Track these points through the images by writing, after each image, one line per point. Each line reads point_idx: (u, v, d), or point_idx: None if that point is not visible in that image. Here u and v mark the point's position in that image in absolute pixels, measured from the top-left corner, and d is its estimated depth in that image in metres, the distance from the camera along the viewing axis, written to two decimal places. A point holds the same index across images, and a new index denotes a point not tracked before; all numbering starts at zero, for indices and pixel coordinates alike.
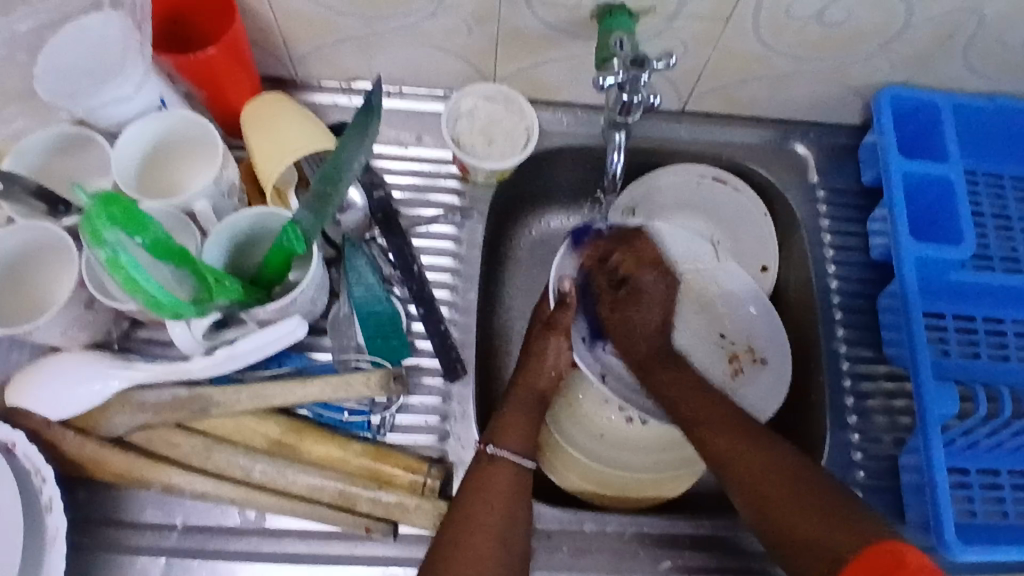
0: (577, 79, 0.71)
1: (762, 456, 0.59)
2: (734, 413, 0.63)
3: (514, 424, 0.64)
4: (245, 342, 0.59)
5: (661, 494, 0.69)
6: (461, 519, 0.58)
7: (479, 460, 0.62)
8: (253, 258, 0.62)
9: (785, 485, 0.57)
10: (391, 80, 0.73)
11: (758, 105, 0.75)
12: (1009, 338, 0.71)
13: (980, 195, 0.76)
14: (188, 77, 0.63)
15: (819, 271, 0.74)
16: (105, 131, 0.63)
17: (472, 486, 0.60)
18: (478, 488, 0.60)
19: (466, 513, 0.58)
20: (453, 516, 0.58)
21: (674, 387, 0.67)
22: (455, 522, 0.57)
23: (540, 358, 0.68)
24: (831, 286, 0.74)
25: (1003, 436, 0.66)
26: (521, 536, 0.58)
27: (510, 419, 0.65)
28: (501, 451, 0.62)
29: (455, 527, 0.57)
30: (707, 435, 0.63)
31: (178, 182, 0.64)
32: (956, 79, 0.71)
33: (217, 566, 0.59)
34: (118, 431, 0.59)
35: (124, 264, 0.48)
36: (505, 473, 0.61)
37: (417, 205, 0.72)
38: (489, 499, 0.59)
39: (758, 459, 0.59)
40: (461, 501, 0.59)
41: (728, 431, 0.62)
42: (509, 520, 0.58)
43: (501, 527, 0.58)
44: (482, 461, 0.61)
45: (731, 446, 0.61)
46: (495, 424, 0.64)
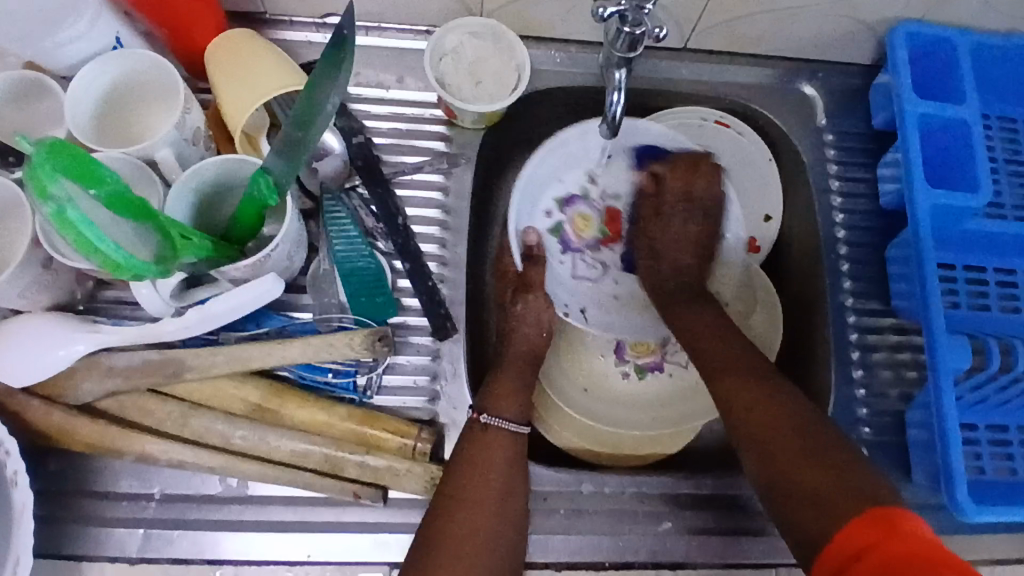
0: (572, 13, 0.66)
1: (758, 395, 0.59)
2: (753, 361, 0.62)
3: (508, 390, 0.61)
4: (218, 304, 0.55)
5: (659, 450, 0.66)
6: (454, 491, 0.55)
7: (471, 428, 0.59)
8: (223, 210, 0.57)
9: (781, 425, 0.56)
10: (369, 16, 0.67)
11: (766, 42, 0.70)
12: (1021, 290, 0.69)
13: (995, 138, 0.72)
14: (145, 14, 0.57)
15: (825, 219, 0.71)
16: (55, 74, 0.57)
17: (463, 456, 0.57)
18: (470, 458, 0.57)
19: (458, 485, 0.55)
20: (444, 489, 0.55)
21: (700, 323, 0.66)
22: (446, 495, 0.55)
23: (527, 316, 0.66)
24: (838, 234, 0.70)
25: (1013, 391, 0.63)
26: (518, 507, 0.56)
27: (506, 385, 0.62)
28: (496, 420, 0.59)
29: (448, 499, 0.54)
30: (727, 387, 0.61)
31: (140, 130, 0.58)
32: (978, 12, 0.66)
33: (199, 537, 0.57)
34: (86, 399, 0.55)
35: (74, 220, 0.42)
36: (500, 441, 0.58)
37: (401, 153, 0.67)
38: (482, 471, 0.56)
39: (751, 396, 0.59)
40: (453, 473, 0.56)
41: (749, 381, 0.60)
42: (504, 492, 0.56)
43: (496, 500, 0.55)
44: (475, 429, 0.59)
45: (745, 399, 0.59)
46: (489, 389, 0.61)
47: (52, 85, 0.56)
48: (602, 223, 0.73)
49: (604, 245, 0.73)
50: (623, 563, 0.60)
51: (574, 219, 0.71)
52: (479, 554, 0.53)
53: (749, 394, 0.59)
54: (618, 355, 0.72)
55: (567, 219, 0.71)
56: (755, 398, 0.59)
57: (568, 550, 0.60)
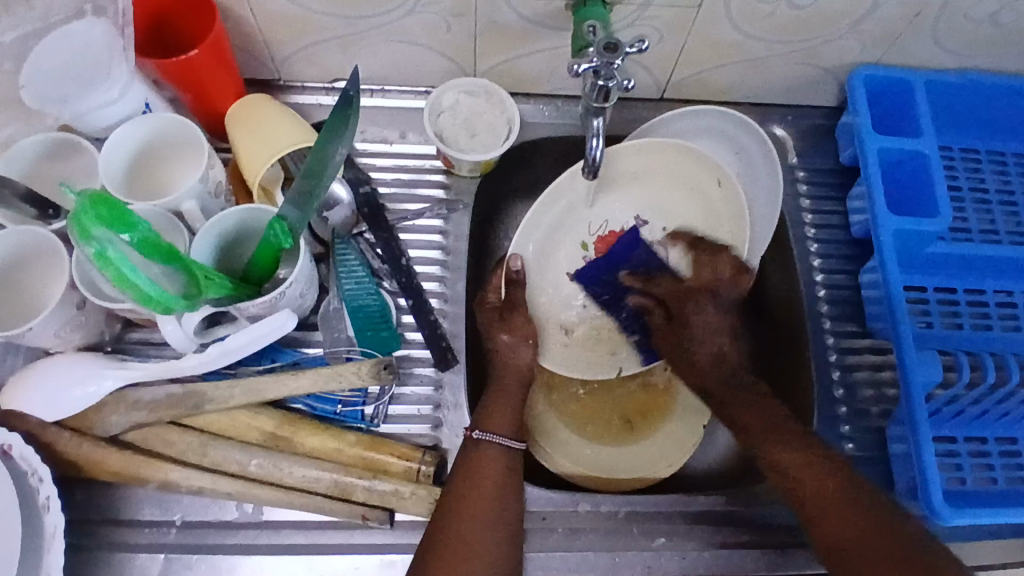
0: (556, 70, 0.72)
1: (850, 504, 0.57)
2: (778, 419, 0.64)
3: (500, 411, 0.64)
4: (236, 338, 0.60)
5: (652, 476, 0.69)
6: (455, 507, 0.58)
7: (465, 446, 0.62)
8: (241, 254, 0.63)
9: (869, 527, 0.55)
10: (373, 79, 0.75)
11: (735, 89, 0.76)
12: (992, 309, 0.73)
13: (957, 169, 0.77)
14: (175, 83, 0.64)
15: (804, 265, 0.75)
16: (92, 137, 0.64)
17: (460, 473, 0.60)
18: (467, 475, 0.60)
19: (458, 501, 0.58)
20: (448, 505, 0.58)
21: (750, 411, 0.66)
22: (447, 509, 0.58)
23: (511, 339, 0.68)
24: (816, 279, 0.74)
25: (988, 404, 0.68)
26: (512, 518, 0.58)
27: (497, 404, 0.65)
28: (489, 436, 0.62)
29: (449, 510, 0.57)
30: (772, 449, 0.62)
31: (170, 182, 0.65)
32: (929, 56, 0.72)
33: (217, 560, 0.60)
34: (113, 430, 0.59)
35: (113, 258, 0.48)
36: (494, 454, 0.62)
37: (403, 200, 0.73)
38: (480, 484, 0.59)
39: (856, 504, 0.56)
40: (454, 489, 0.59)
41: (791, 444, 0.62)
42: (501, 503, 0.59)
43: (495, 511, 0.58)
44: (470, 447, 0.62)
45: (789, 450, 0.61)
46: (482, 410, 0.64)
47: (86, 146, 0.63)
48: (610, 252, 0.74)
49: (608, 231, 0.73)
50: None
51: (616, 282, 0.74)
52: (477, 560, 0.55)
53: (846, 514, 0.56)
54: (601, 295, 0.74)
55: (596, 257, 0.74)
56: (847, 501, 0.57)
57: (567, 567, 0.62)
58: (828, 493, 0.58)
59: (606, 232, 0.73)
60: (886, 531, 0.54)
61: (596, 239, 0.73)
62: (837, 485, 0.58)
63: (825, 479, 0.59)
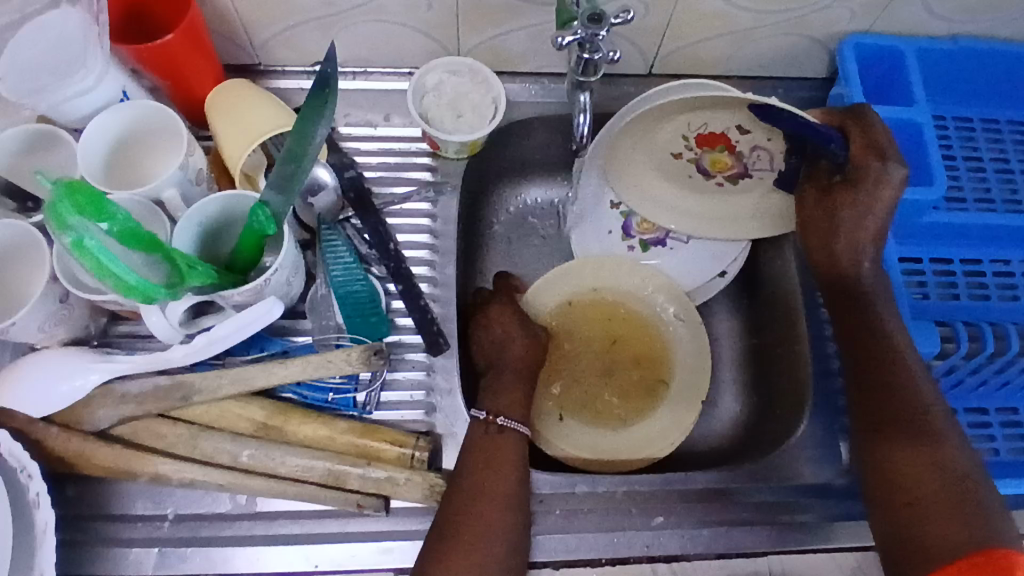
0: (541, 47, 0.71)
1: (932, 469, 0.56)
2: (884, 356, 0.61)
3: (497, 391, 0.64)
4: (223, 327, 0.59)
5: (654, 453, 0.69)
6: (468, 491, 0.57)
7: (487, 429, 0.61)
8: (225, 241, 0.62)
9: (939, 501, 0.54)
10: (355, 62, 0.73)
11: (724, 62, 0.75)
12: (989, 278, 0.72)
13: (951, 138, 0.76)
14: (152, 70, 0.62)
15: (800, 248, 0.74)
16: (70, 127, 0.63)
17: (476, 456, 0.59)
18: (480, 462, 0.59)
19: (473, 484, 0.58)
20: (458, 491, 0.57)
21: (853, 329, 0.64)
22: (460, 492, 0.57)
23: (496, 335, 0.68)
24: None
25: (987, 373, 0.67)
26: (526, 505, 0.58)
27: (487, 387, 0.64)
28: (511, 423, 0.62)
29: (462, 493, 0.57)
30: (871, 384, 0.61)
31: (150, 172, 0.63)
32: (920, 23, 0.71)
33: (211, 552, 0.60)
34: (101, 424, 0.59)
35: (90, 247, 0.47)
36: (511, 441, 0.61)
37: (390, 184, 0.72)
38: (497, 467, 0.59)
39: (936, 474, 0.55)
40: (468, 471, 0.58)
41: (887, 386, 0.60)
42: (519, 487, 0.58)
43: (510, 495, 0.58)
44: (489, 431, 0.61)
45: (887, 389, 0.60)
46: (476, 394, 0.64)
47: (64, 137, 0.62)
48: (714, 149, 0.73)
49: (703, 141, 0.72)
50: (620, 558, 0.62)
51: (714, 171, 0.73)
52: (492, 544, 0.55)
53: (922, 480, 0.56)
54: (700, 173, 0.74)
55: (703, 155, 0.73)
56: (928, 466, 0.56)
57: (566, 549, 0.62)
58: (913, 457, 0.57)
59: (707, 133, 0.72)
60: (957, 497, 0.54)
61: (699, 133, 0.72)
62: (920, 438, 0.57)
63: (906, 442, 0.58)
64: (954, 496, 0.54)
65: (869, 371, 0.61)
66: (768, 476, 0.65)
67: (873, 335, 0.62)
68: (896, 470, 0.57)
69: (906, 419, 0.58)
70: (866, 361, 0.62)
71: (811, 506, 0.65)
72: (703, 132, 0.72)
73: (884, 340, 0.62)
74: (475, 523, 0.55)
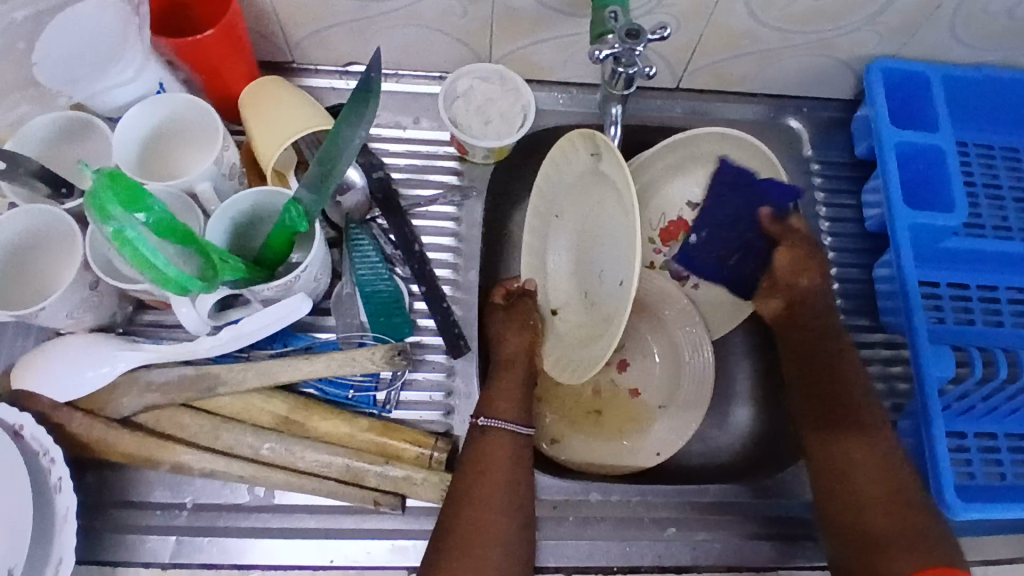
0: (571, 58, 0.72)
1: (880, 476, 0.59)
2: (823, 367, 0.66)
3: (501, 396, 0.64)
4: (251, 321, 0.60)
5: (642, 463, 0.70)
6: (463, 497, 0.57)
7: (471, 434, 0.62)
8: (255, 238, 0.62)
9: (880, 501, 0.58)
10: (387, 64, 0.74)
11: (750, 81, 0.76)
12: (1003, 304, 0.73)
13: (971, 165, 0.77)
14: (189, 63, 0.63)
15: None
16: (106, 116, 0.64)
17: (468, 459, 0.60)
18: (472, 462, 0.59)
19: (466, 487, 0.58)
20: (454, 491, 0.58)
21: (797, 348, 0.68)
22: (457, 495, 0.58)
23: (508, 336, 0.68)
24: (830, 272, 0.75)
25: (997, 401, 0.68)
26: (523, 502, 0.59)
27: (497, 390, 0.65)
28: (492, 422, 0.62)
29: (457, 498, 0.57)
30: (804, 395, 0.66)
31: (182, 166, 0.65)
32: (947, 49, 0.71)
33: (228, 544, 0.60)
34: (125, 412, 0.59)
35: (131, 238, 0.48)
36: (500, 441, 0.61)
37: (416, 186, 0.73)
38: (486, 469, 0.59)
39: (881, 471, 0.59)
40: (462, 475, 0.59)
41: (818, 393, 0.65)
42: (512, 487, 0.59)
43: (505, 497, 0.58)
44: (474, 433, 0.62)
45: (823, 397, 0.64)
46: (480, 398, 0.64)
47: (99, 124, 0.62)
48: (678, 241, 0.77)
49: (665, 243, 0.76)
50: (630, 567, 0.63)
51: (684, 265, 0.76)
52: (489, 550, 0.55)
53: (870, 479, 0.59)
54: (675, 277, 0.76)
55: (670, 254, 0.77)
56: (867, 461, 0.60)
57: (578, 555, 0.63)
58: (853, 449, 0.61)
59: (665, 224, 0.76)
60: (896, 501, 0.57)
61: (658, 231, 0.76)
62: (863, 447, 0.61)
63: (846, 437, 0.62)
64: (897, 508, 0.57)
65: (819, 384, 0.65)
66: (776, 491, 0.66)
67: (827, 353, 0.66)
68: (838, 460, 0.61)
69: (849, 426, 0.62)
70: (812, 375, 0.66)
71: (817, 523, 0.65)
72: (661, 228, 0.76)
73: (831, 351, 0.66)
74: (469, 522, 0.56)
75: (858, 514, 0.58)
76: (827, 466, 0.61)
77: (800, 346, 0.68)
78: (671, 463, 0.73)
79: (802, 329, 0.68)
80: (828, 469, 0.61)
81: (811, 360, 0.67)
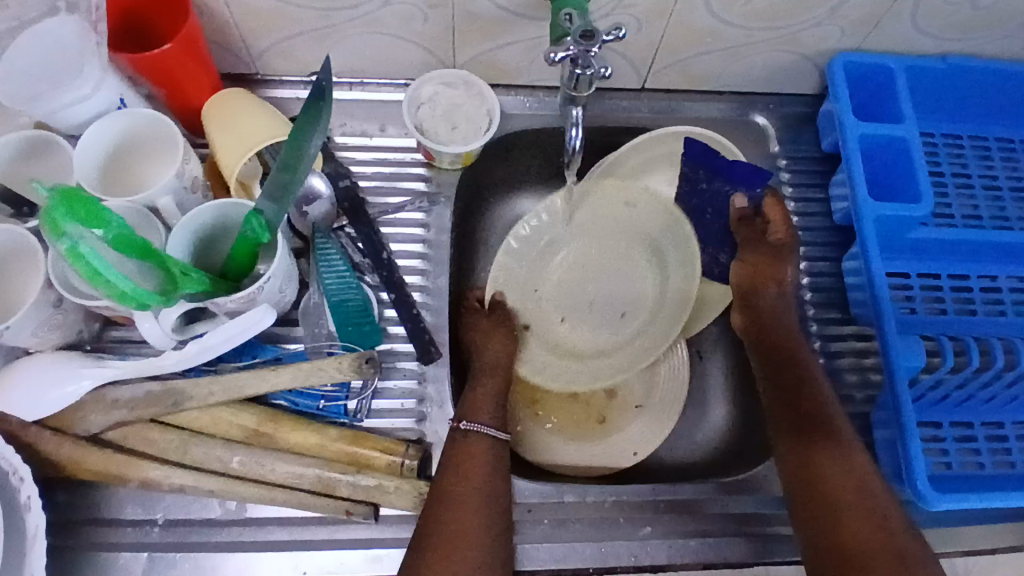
0: (535, 60, 0.72)
1: (853, 485, 0.58)
2: (790, 375, 0.65)
3: (484, 399, 0.64)
4: (215, 335, 0.59)
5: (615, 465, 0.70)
6: (442, 500, 0.57)
7: (453, 437, 0.62)
8: (219, 250, 0.62)
9: (857, 508, 0.56)
10: (351, 73, 0.74)
11: (715, 79, 0.76)
12: (975, 293, 0.73)
13: (939, 155, 0.77)
14: (148, 78, 0.63)
15: None
16: (66, 134, 0.64)
17: (449, 462, 0.60)
18: (453, 466, 0.59)
19: (445, 490, 0.58)
20: (433, 495, 0.58)
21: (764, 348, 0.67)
22: (436, 498, 0.57)
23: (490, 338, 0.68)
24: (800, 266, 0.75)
25: (974, 387, 0.68)
26: (502, 505, 0.58)
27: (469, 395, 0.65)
28: (474, 425, 0.62)
29: (437, 501, 0.57)
30: (770, 401, 0.65)
31: (144, 180, 0.64)
32: (909, 40, 0.72)
33: (200, 559, 0.60)
34: (93, 429, 0.59)
35: (84, 254, 0.48)
36: (482, 445, 0.61)
37: (384, 194, 0.73)
38: (466, 472, 0.59)
39: (856, 478, 0.58)
40: (442, 478, 0.59)
41: (785, 402, 0.64)
42: (492, 489, 0.59)
43: (486, 499, 0.58)
44: (457, 437, 0.62)
45: (794, 404, 0.63)
46: (466, 400, 0.64)
47: (60, 142, 0.62)
48: None
49: None
50: (606, 568, 0.63)
51: None
52: (470, 552, 0.55)
53: (843, 488, 0.58)
54: None
55: None
56: (844, 474, 0.58)
57: (554, 559, 0.62)
58: (833, 462, 0.59)
59: None
60: (872, 509, 0.56)
61: None
62: (836, 457, 0.59)
63: (823, 448, 0.60)
64: (871, 516, 0.56)
65: (792, 392, 0.64)
66: (751, 487, 0.66)
67: (796, 360, 0.65)
68: (813, 469, 0.59)
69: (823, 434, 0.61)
70: (779, 381, 0.65)
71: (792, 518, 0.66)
72: None
73: (797, 358, 0.66)
74: (449, 525, 0.56)
75: (836, 524, 0.56)
76: (803, 477, 0.60)
77: (776, 357, 0.66)
78: (647, 462, 0.73)
79: (772, 334, 0.68)
80: (802, 477, 0.60)
81: (781, 366, 0.65)
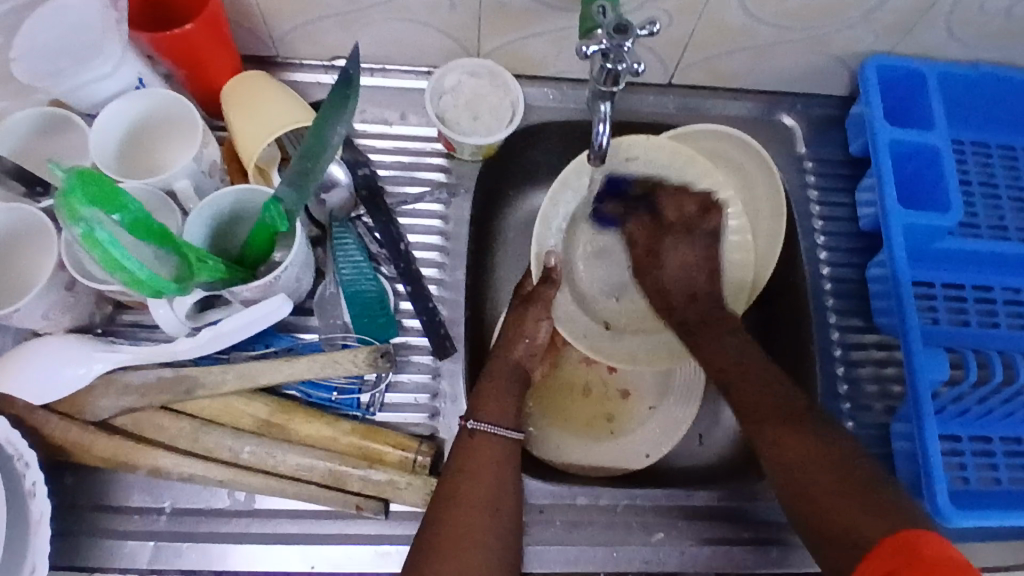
0: (562, 53, 0.70)
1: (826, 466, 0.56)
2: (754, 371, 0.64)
3: (491, 399, 0.63)
4: (229, 323, 0.58)
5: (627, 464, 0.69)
6: (447, 501, 0.56)
7: (459, 437, 0.61)
8: (236, 237, 0.61)
9: (835, 486, 0.55)
10: (374, 58, 0.72)
11: (743, 77, 0.75)
12: (999, 305, 0.72)
13: (968, 163, 0.76)
14: (167, 57, 0.61)
15: (813, 271, 0.73)
16: (83, 112, 0.62)
17: (453, 461, 0.59)
18: (459, 466, 0.58)
19: (452, 489, 0.57)
20: (438, 493, 0.57)
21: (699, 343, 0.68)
22: (442, 498, 0.56)
23: (518, 326, 0.66)
24: (823, 271, 0.73)
25: (993, 403, 0.67)
26: (510, 506, 0.57)
27: (483, 391, 0.63)
28: (480, 425, 0.60)
29: (443, 501, 0.56)
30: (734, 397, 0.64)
31: (161, 163, 0.63)
32: (944, 45, 0.70)
33: (207, 548, 0.59)
34: (103, 414, 0.58)
35: (101, 240, 0.46)
36: (488, 444, 0.60)
37: (404, 183, 0.71)
38: (473, 472, 0.58)
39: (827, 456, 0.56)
40: (446, 479, 0.58)
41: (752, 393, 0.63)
42: (497, 487, 0.58)
43: (490, 498, 0.57)
44: (464, 436, 0.60)
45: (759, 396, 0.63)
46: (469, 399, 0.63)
47: (76, 121, 0.61)
48: None
49: None
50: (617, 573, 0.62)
51: None
52: (472, 553, 0.54)
53: (814, 470, 0.56)
54: None
55: None
56: (811, 451, 0.57)
57: (564, 561, 0.62)
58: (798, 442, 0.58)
59: None
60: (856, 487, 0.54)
61: None
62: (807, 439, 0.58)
63: (789, 432, 0.59)
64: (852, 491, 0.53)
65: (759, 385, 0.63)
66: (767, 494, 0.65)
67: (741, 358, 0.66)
68: (780, 458, 0.58)
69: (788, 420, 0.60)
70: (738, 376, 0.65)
71: None
72: None
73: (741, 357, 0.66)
74: (452, 526, 0.55)
75: (823, 512, 0.54)
76: (778, 461, 0.58)
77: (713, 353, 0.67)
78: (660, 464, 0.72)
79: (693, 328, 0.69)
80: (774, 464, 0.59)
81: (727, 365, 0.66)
